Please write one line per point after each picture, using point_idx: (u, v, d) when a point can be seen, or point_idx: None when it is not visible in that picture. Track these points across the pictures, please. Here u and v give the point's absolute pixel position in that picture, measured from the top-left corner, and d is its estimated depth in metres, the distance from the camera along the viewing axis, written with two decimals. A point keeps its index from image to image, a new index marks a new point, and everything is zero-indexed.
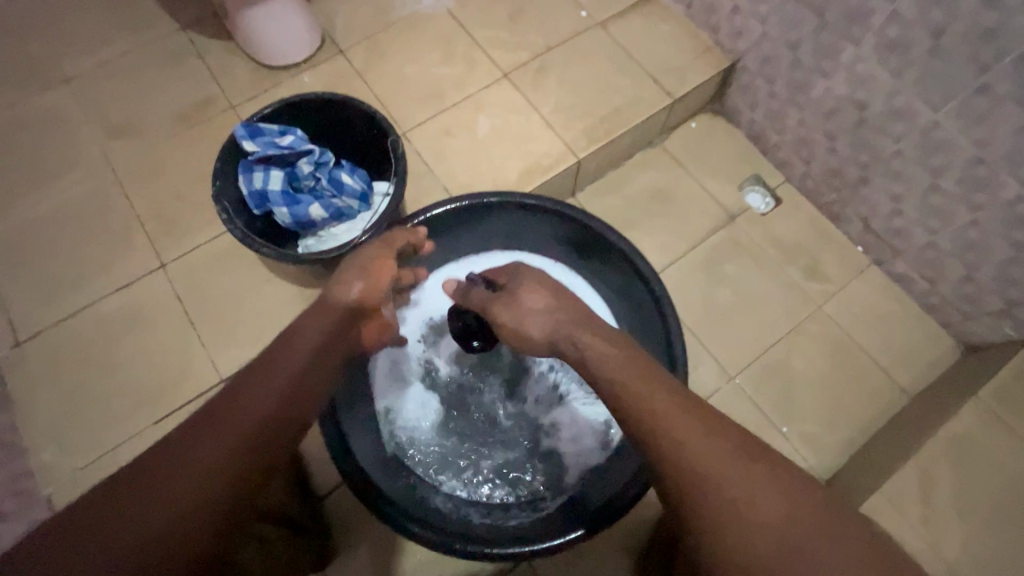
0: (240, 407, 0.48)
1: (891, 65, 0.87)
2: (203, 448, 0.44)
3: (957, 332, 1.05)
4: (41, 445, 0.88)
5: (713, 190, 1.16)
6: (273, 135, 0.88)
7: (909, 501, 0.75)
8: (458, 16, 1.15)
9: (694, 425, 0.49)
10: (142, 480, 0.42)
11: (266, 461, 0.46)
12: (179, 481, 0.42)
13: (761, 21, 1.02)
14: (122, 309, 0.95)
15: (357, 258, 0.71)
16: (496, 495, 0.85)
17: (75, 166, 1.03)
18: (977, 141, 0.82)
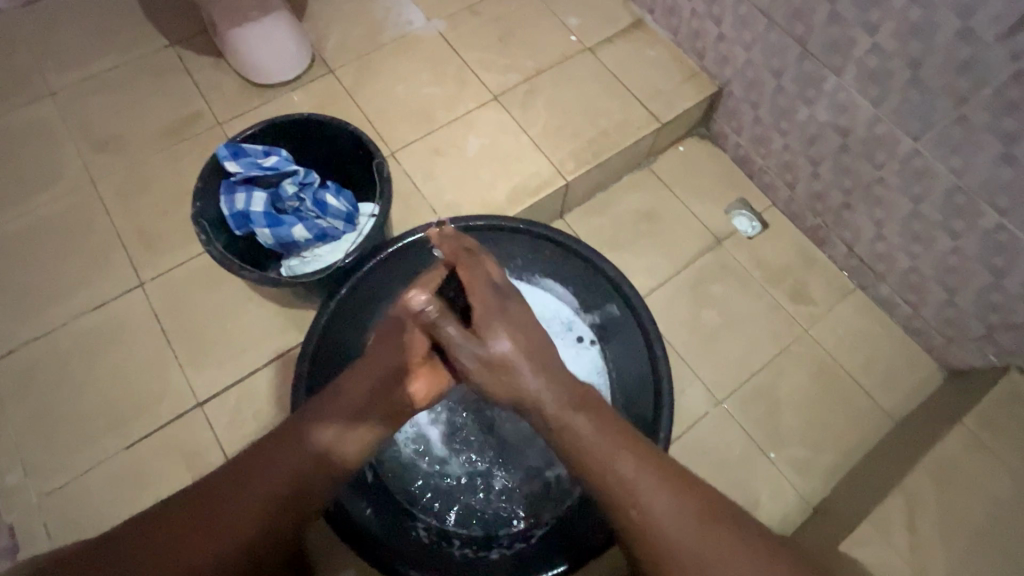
0: (272, 464, 0.55)
1: (871, 94, 0.88)
2: (229, 510, 0.53)
3: (940, 356, 1.05)
4: (7, 470, 0.84)
5: (700, 212, 1.16)
6: (257, 156, 0.87)
7: (897, 529, 0.75)
8: (449, 38, 1.16)
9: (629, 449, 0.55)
10: (194, 515, 0.52)
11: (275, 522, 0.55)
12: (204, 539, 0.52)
13: (746, 49, 1.04)
14: (98, 328, 0.93)
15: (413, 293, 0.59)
16: (474, 528, 0.82)
17: (56, 181, 1.01)
18: (956, 170, 0.84)
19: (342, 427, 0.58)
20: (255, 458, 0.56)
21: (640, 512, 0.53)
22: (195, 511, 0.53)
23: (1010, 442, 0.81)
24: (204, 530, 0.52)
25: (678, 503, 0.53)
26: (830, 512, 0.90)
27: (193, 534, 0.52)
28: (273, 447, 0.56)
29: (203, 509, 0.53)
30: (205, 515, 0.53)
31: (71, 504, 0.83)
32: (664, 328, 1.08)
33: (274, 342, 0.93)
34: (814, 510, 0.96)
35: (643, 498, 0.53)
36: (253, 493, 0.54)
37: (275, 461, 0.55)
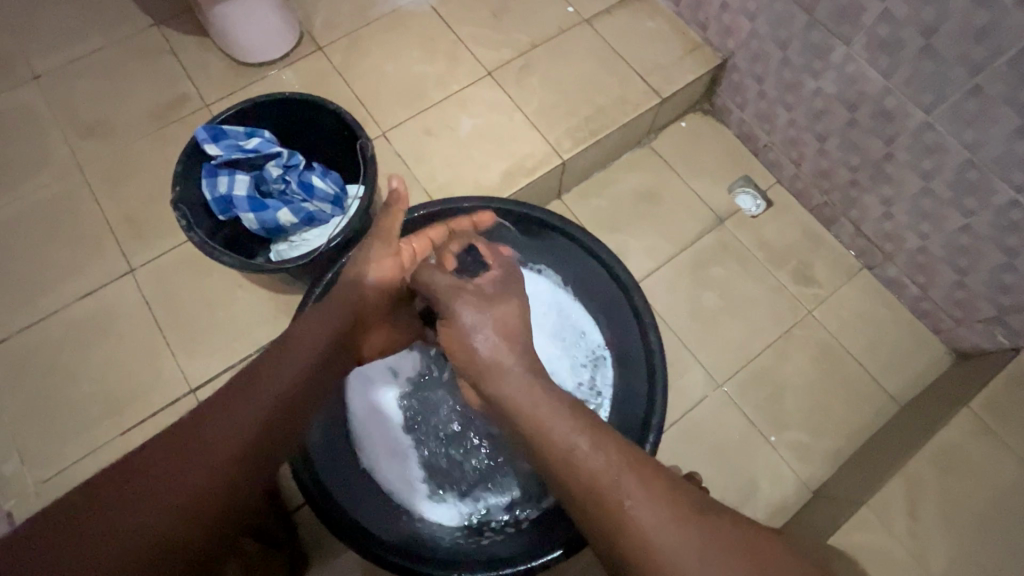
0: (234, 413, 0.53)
1: (881, 65, 0.84)
2: (188, 472, 0.48)
3: (948, 338, 1.02)
4: (3, 457, 0.85)
5: (701, 191, 1.13)
6: (238, 138, 0.86)
7: (896, 517, 0.73)
8: (441, 12, 1.12)
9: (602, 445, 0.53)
10: (151, 476, 0.47)
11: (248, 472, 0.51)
12: (161, 499, 0.46)
13: (751, 19, 0.99)
14: (90, 316, 0.92)
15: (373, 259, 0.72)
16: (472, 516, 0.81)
17: (43, 168, 1.00)
18: (969, 144, 0.80)
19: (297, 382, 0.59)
20: (211, 415, 0.52)
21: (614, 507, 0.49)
22: (143, 474, 0.47)
23: (1019, 428, 0.78)
24: (128, 515, 0.45)
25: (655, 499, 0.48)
26: (828, 497, 0.88)
27: (139, 496, 0.46)
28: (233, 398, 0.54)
29: (153, 469, 0.47)
30: (162, 478, 0.47)
31: (68, 491, 0.84)
32: (663, 311, 1.06)
33: (266, 329, 0.93)
34: (813, 495, 0.95)
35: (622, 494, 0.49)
36: (215, 442, 0.50)
37: (237, 410, 0.53)
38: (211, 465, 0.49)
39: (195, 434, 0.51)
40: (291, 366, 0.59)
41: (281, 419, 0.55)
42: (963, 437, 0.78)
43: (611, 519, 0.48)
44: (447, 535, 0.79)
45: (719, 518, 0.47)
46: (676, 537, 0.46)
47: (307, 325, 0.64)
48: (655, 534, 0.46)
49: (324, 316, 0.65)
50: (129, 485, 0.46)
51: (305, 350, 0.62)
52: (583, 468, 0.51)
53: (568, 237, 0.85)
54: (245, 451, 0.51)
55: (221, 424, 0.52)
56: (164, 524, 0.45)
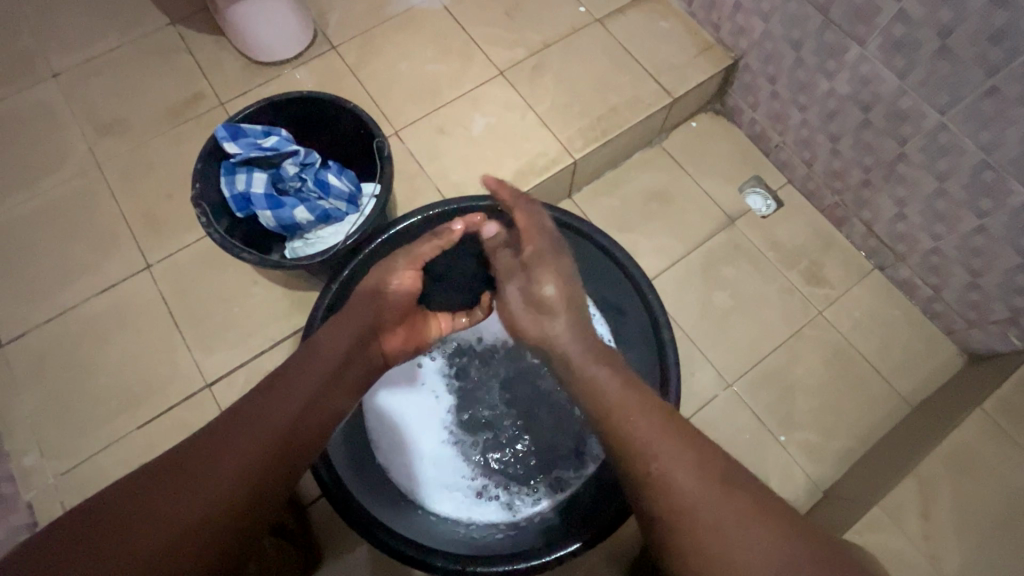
0: (260, 413, 0.54)
1: (897, 65, 0.84)
2: (219, 468, 0.49)
3: (960, 339, 1.02)
4: (23, 450, 0.87)
5: (713, 191, 1.13)
6: (256, 136, 0.87)
7: (910, 517, 0.73)
8: (453, 12, 1.13)
9: (637, 410, 0.56)
10: (181, 472, 0.48)
11: (274, 469, 0.52)
12: (193, 498, 0.47)
13: (764, 19, 0.99)
14: (106, 312, 0.93)
15: (386, 265, 0.72)
16: (486, 511, 0.82)
17: (62, 165, 1.01)
18: (985, 145, 0.80)
19: (319, 381, 0.60)
20: (239, 417, 0.54)
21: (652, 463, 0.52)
22: (176, 473, 0.48)
23: None
24: (157, 514, 0.45)
25: (688, 457, 0.51)
26: (840, 496, 0.88)
27: (173, 495, 0.46)
28: (260, 398, 0.56)
29: (186, 469, 0.48)
30: (193, 474, 0.48)
31: (86, 483, 0.85)
32: (674, 310, 1.06)
33: (281, 326, 0.94)
34: (824, 495, 0.95)
35: (662, 453, 0.52)
36: (246, 443, 0.51)
37: (266, 412, 0.55)
38: (242, 466, 0.50)
39: (224, 433, 0.52)
40: (313, 369, 0.61)
41: (307, 421, 0.57)
42: (978, 438, 0.78)
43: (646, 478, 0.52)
44: (463, 530, 0.79)
45: (750, 490, 0.49)
46: (705, 495, 0.49)
47: (330, 331, 0.66)
48: (695, 495, 0.49)
49: (346, 322, 0.67)
50: (162, 486, 0.47)
51: (326, 355, 0.63)
52: (620, 427, 0.55)
53: (584, 238, 0.85)
54: (275, 453, 0.53)
55: (251, 426, 0.53)
56: (199, 520, 0.46)
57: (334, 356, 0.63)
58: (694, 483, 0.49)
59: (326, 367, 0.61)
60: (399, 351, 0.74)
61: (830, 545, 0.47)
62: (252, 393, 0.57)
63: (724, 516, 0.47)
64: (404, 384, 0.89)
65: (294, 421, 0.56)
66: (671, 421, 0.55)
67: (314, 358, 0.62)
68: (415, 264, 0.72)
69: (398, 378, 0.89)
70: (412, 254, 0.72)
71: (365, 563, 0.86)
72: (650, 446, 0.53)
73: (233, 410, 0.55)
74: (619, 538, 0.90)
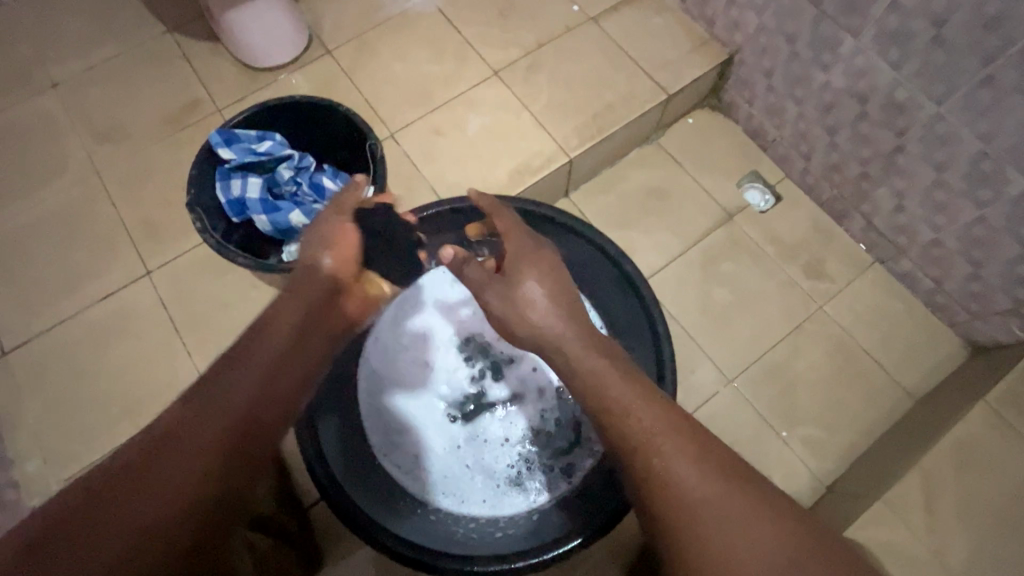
0: (212, 398, 0.52)
1: (892, 56, 0.83)
2: (172, 462, 0.47)
3: (963, 331, 1.01)
4: (26, 456, 0.87)
5: (710, 187, 1.13)
6: (251, 142, 0.88)
7: (912, 510, 0.72)
8: (448, 13, 1.13)
9: (640, 400, 0.56)
10: (133, 471, 0.46)
11: (236, 451, 0.50)
12: (150, 496, 0.45)
13: (758, 13, 0.99)
14: (107, 318, 0.94)
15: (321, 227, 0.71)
16: (487, 509, 0.80)
17: (62, 173, 1.02)
18: (982, 134, 0.79)
19: (276, 355, 0.57)
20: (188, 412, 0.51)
21: (656, 463, 0.51)
22: (123, 482, 0.45)
23: None
24: (112, 519, 0.43)
25: (691, 453, 0.51)
26: (843, 491, 0.88)
27: (122, 505, 0.44)
28: (212, 382, 0.53)
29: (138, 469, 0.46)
30: (145, 474, 0.46)
31: None
32: (673, 307, 1.05)
33: None
34: (828, 490, 0.94)
35: (667, 448, 0.51)
36: (200, 433, 0.49)
37: (217, 398, 0.52)
38: (197, 456, 0.48)
39: (173, 427, 0.49)
40: (266, 350, 0.57)
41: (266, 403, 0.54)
42: (981, 430, 0.77)
43: (648, 479, 0.51)
44: (461, 528, 0.78)
45: (751, 486, 0.49)
46: (708, 495, 0.48)
47: (281, 305, 0.61)
48: (699, 495, 0.48)
49: (295, 298, 0.63)
50: (109, 494, 0.44)
51: (281, 329, 0.59)
52: (622, 423, 0.54)
53: (592, 244, 0.86)
54: (234, 438, 0.50)
55: (201, 412, 0.51)
56: (152, 525, 0.44)
57: (292, 333, 0.59)
58: (697, 482, 0.49)
59: (284, 344, 0.58)
60: (360, 313, 0.72)
61: (833, 537, 0.47)
62: (204, 379, 0.54)
63: (728, 515, 0.47)
64: (397, 382, 0.88)
65: (252, 397, 0.53)
66: (669, 416, 0.54)
67: (268, 334, 0.58)
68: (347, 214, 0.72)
69: (391, 378, 0.88)
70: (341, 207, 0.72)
71: (366, 566, 0.86)
72: (654, 441, 0.52)
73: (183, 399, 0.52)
74: (621, 537, 0.90)
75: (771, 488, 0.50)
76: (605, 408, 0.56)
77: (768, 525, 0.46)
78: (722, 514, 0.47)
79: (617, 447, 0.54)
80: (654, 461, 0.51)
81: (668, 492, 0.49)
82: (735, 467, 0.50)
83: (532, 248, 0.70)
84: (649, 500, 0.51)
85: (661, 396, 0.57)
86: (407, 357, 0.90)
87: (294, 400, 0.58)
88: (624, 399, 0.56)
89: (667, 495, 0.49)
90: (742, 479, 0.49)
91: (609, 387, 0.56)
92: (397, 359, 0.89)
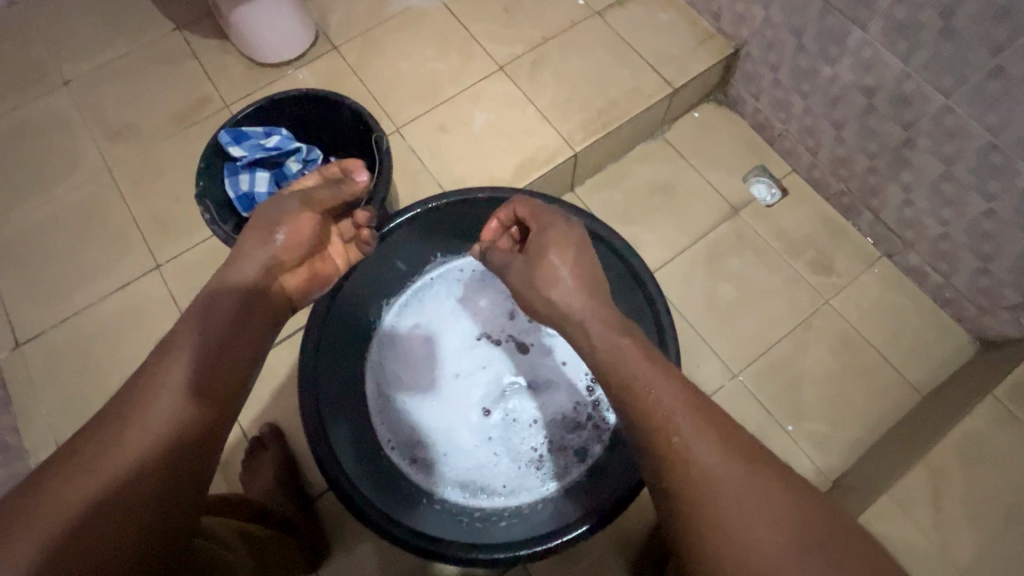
0: (158, 376, 0.53)
1: (899, 48, 0.83)
2: (125, 439, 0.48)
3: (972, 327, 1.00)
4: (41, 447, 0.89)
5: (716, 181, 1.12)
6: (259, 137, 0.91)
7: (918, 504, 0.71)
8: (453, 9, 1.13)
9: (661, 379, 0.55)
10: (85, 448, 0.47)
11: (189, 425, 0.52)
12: (103, 469, 0.46)
13: (764, 7, 0.98)
14: (118, 312, 0.96)
15: (273, 207, 0.69)
16: (494, 502, 0.84)
17: (74, 169, 1.04)
18: (991, 126, 0.78)
19: (217, 334, 0.58)
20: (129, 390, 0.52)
21: (674, 441, 0.51)
22: (76, 459, 0.46)
23: None
24: (64, 492, 0.44)
25: (705, 433, 0.51)
26: (850, 485, 0.87)
27: (74, 479, 0.45)
28: (158, 361, 0.54)
29: (90, 447, 0.47)
30: (98, 451, 0.47)
31: None
32: (679, 301, 1.05)
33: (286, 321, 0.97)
34: (834, 484, 0.94)
35: (684, 426, 0.51)
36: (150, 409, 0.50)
37: (163, 374, 0.53)
38: (149, 431, 0.49)
39: (122, 406, 0.51)
40: (211, 327, 0.58)
41: (219, 375, 0.56)
42: (989, 424, 0.76)
43: (663, 457, 0.51)
44: (467, 519, 0.81)
45: (765, 469, 0.49)
46: (722, 474, 0.48)
47: (220, 287, 0.63)
48: (712, 476, 0.48)
49: (231, 278, 0.64)
50: (71, 471, 0.46)
51: (217, 305, 0.60)
52: (638, 401, 0.54)
53: (602, 241, 0.84)
54: (186, 415, 0.52)
55: (150, 388, 0.52)
56: (106, 498, 0.45)
57: (230, 310, 0.61)
58: (712, 461, 0.49)
59: (226, 321, 0.60)
60: (300, 292, 0.73)
61: (845, 522, 0.47)
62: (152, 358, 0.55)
63: (739, 496, 0.47)
64: (408, 380, 0.91)
65: (200, 375, 0.55)
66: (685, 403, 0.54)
67: (208, 311, 0.60)
68: (313, 209, 0.70)
69: (403, 376, 0.91)
70: (309, 199, 0.70)
71: (373, 557, 0.87)
72: (671, 420, 0.52)
73: (132, 381, 0.53)
74: (625, 529, 0.90)
75: (785, 473, 0.50)
76: (621, 387, 0.56)
77: (780, 509, 0.46)
78: (734, 496, 0.47)
79: (634, 425, 0.54)
80: (669, 440, 0.51)
81: (682, 470, 0.50)
82: (747, 451, 0.50)
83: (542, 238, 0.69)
84: (662, 478, 0.51)
85: (678, 377, 0.56)
86: (417, 355, 0.93)
87: (244, 375, 0.60)
88: (642, 378, 0.55)
89: (682, 473, 0.49)
90: (757, 460, 0.50)
91: (614, 377, 0.57)
92: (408, 357, 0.92)
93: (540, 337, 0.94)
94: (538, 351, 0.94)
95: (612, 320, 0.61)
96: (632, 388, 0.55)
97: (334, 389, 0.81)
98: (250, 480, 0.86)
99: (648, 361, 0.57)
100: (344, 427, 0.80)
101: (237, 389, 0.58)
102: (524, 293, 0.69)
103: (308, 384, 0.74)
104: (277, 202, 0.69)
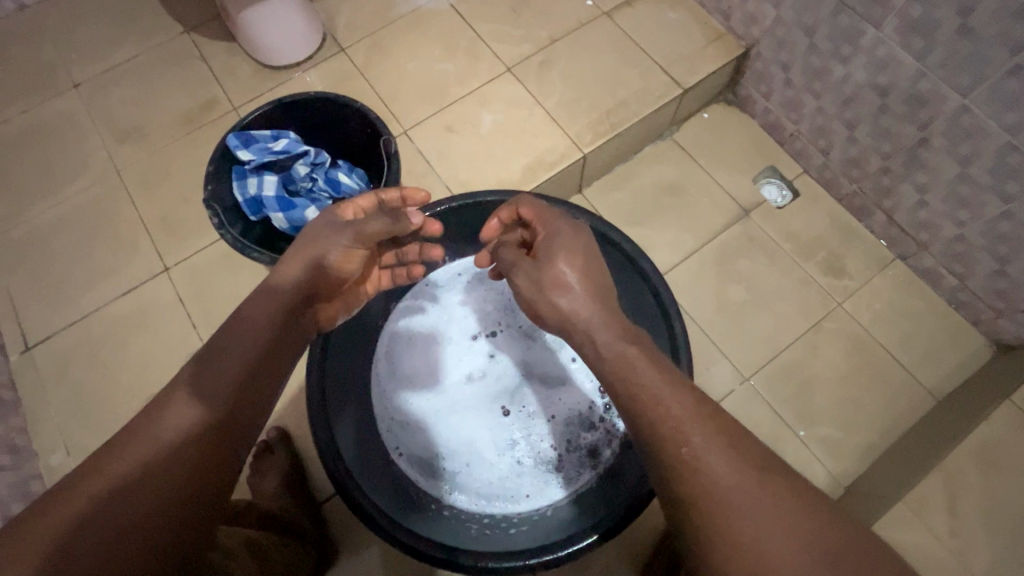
0: (187, 396, 0.53)
1: (915, 47, 0.81)
2: (153, 458, 0.48)
3: (988, 330, 0.99)
4: (50, 449, 0.89)
5: (726, 182, 1.11)
6: (267, 141, 0.92)
7: (936, 513, 0.70)
8: (460, 10, 1.13)
9: (673, 388, 0.54)
10: (111, 464, 0.47)
11: (215, 448, 0.51)
12: (130, 489, 0.45)
13: (775, 6, 0.97)
14: (127, 314, 0.96)
15: (324, 234, 0.69)
16: (500, 508, 0.84)
17: (83, 172, 1.04)
18: (1010, 127, 0.77)
19: (246, 355, 0.58)
20: (147, 412, 0.51)
21: (686, 452, 0.50)
22: (102, 475, 0.46)
23: None
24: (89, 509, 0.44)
25: (718, 442, 0.50)
26: (864, 492, 0.86)
27: (100, 497, 0.44)
28: (188, 380, 0.54)
29: (117, 463, 0.47)
30: (125, 469, 0.46)
31: None
32: (688, 304, 1.04)
33: None
34: (847, 490, 0.92)
35: (696, 436, 0.50)
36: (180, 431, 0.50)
37: (193, 395, 0.53)
38: (176, 452, 0.49)
39: (150, 424, 0.50)
40: (240, 346, 0.58)
41: (246, 399, 0.56)
42: None
43: (674, 468, 0.50)
44: (472, 524, 0.81)
45: (781, 480, 0.48)
46: (736, 486, 0.47)
47: (253, 304, 0.62)
48: (726, 487, 0.47)
49: (267, 297, 0.63)
50: (98, 488, 0.45)
51: (248, 323, 0.60)
52: (649, 411, 0.53)
53: (610, 243, 0.83)
54: (213, 438, 0.52)
55: (179, 408, 0.52)
56: (132, 519, 0.44)
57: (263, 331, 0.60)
58: (726, 472, 0.48)
59: (258, 340, 0.59)
60: (330, 319, 0.74)
61: (863, 534, 0.46)
62: (183, 374, 0.55)
63: (755, 507, 0.46)
64: (415, 383, 0.91)
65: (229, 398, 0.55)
66: (699, 411, 0.52)
67: (238, 329, 0.59)
68: (362, 243, 0.71)
69: (411, 380, 0.91)
70: (361, 232, 0.69)
71: (380, 561, 0.87)
72: (682, 430, 0.51)
73: (159, 397, 0.53)
74: (634, 535, 0.89)
75: (800, 483, 0.48)
76: (632, 396, 0.55)
77: (797, 521, 0.45)
78: (749, 507, 0.46)
79: (645, 436, 0.53)
80: (680, 451, 0.50)
81: (695, 482, 0.48)
82: (762, 461, 0.49)
83: (551, 241, 0.68)
84: (674, 490, 0.50)
85: (690, 385, 0.55)
86: (425, 358, 0.92)
87: (266, 398, 0.60)
88: (653, 387, 0.54)
89: (695, 485, 0.48)
90: (771, 470, 0.49)
91: (626, 384, 0.56)
92: (415, 359, 0.92)
93: (549, 342, 0.93)
94: (547, 357, 0.93)
95: (623, 325, 0.61)
96: (644, 396, 0.54)
97: (341, 390, 0.81)
98: (256, 485, 0.85)
99: (661, 367, 0.56)
100: (351, 430, 0.80)
101: (259, 415, 0.58)
102: (533, 298, 0.68)
103: (316, 388, 0.74)
104: (327, 230, 0.69)
